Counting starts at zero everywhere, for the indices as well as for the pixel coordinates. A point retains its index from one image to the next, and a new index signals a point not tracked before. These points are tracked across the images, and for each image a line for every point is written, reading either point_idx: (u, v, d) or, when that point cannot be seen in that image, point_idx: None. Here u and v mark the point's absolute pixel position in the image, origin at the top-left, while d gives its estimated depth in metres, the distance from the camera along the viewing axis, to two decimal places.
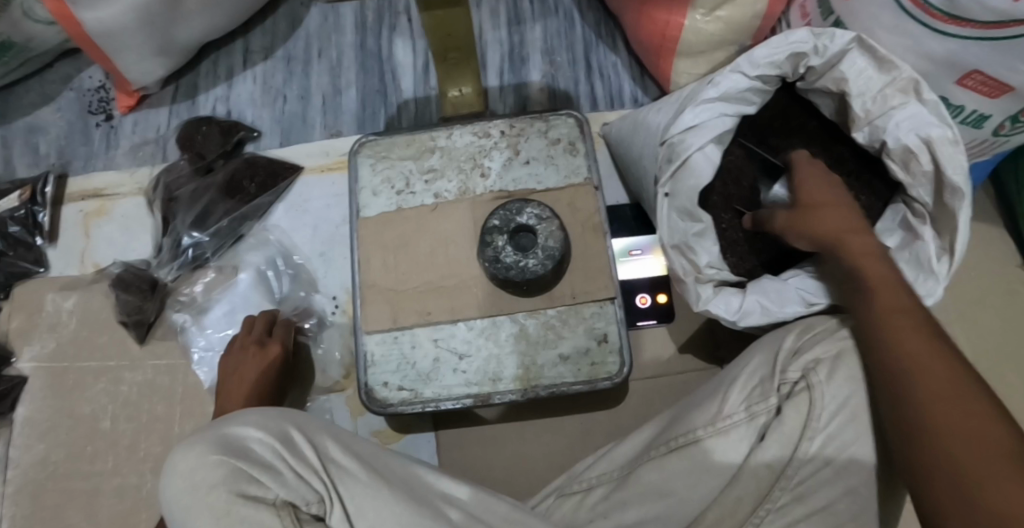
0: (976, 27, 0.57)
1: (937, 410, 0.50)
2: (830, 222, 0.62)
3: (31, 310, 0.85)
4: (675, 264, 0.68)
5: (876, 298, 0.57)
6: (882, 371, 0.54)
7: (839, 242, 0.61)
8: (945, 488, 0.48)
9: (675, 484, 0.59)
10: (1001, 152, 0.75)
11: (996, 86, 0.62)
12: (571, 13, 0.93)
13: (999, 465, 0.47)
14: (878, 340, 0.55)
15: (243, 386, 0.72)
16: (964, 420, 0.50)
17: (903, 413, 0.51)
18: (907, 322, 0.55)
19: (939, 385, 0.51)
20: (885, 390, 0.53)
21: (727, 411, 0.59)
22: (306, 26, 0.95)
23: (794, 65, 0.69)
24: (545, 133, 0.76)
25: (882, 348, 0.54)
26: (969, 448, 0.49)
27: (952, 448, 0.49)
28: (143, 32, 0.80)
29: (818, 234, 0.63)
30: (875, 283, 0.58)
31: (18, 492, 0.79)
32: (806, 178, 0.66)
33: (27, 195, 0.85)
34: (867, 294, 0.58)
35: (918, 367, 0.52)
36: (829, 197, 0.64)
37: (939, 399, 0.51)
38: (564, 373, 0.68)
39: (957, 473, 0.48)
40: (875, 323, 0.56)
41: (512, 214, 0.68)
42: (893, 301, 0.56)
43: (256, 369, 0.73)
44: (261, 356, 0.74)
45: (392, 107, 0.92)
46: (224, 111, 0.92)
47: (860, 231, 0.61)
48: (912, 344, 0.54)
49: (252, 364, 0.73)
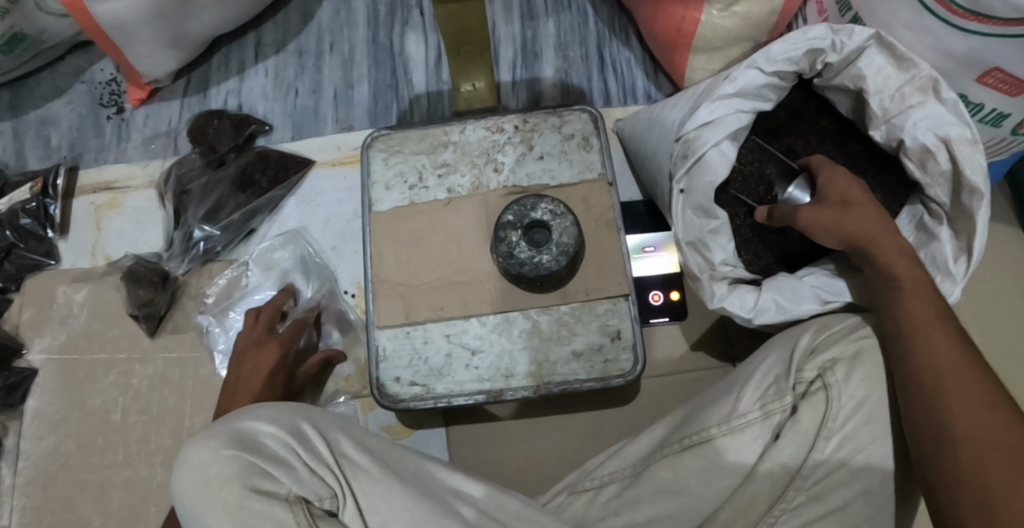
0: (997, 24, 0.56)
1: (963, 419, 0.51)
2: (864, 222, 0.61)
3: (42, 302, 0.85)
4: (690, 261, 0.68)
5: (905, 301, 0.56)
6: (909, 376, 0.53)
7: (874, 243, 0.60)
8: (964, 497, 0.49)
9: (688, 482, 0.59)
10: (1018, 152, 0.74)
11: (1017, 84, 0.61)
12: (585, 8, 0.93)
13: (1014, 474, 0.48)
14: (906, 346, 0.54)
15: (255, 379, 0.71)
16: (988, 430, 0.50)
17: (927, 421, 0.51)
18: (933, 326, 0.55)
19: (965, 393, 0.51)
20: (909, 395, 0.53)
21: (741, 410, 0.58)
22: (319, 19, 0.95)
23: (811, 61, 0.69)
24: (559, 128, 0.75)
25: (911, 355, 0.53)
26: (984, 455, 0.49)
27: (975, 458, 0.49)
28: (156, 24, 0.80)
29: (851, 234, 0.61)
30: (908, 285, 0.57)
31: (29, 484, 0.79)
32: (839, 178, 0.64)
33: (38, 188, 0.85)
34: (897, 295, 0.57)
35: (947, 376, 0.52)
36: (859, 197, 0.62)
37: (965, 408, 0.51)
38: (577, 370, 0.68)
39: (972, 481, 0.49)
40: (905, 329, 0.55)
41: (526, 210, 0.68)
42: (923, 305, 0.56)
43: (267, 364, 0.72)
44: (274, 349, 0.73)
45: (404, 102, 0.91)
46: (235, 105, 0.92)
47: (893, 233, 0.60)
48: (941, 352, 0.53)
49: (265, 358, 0.72)
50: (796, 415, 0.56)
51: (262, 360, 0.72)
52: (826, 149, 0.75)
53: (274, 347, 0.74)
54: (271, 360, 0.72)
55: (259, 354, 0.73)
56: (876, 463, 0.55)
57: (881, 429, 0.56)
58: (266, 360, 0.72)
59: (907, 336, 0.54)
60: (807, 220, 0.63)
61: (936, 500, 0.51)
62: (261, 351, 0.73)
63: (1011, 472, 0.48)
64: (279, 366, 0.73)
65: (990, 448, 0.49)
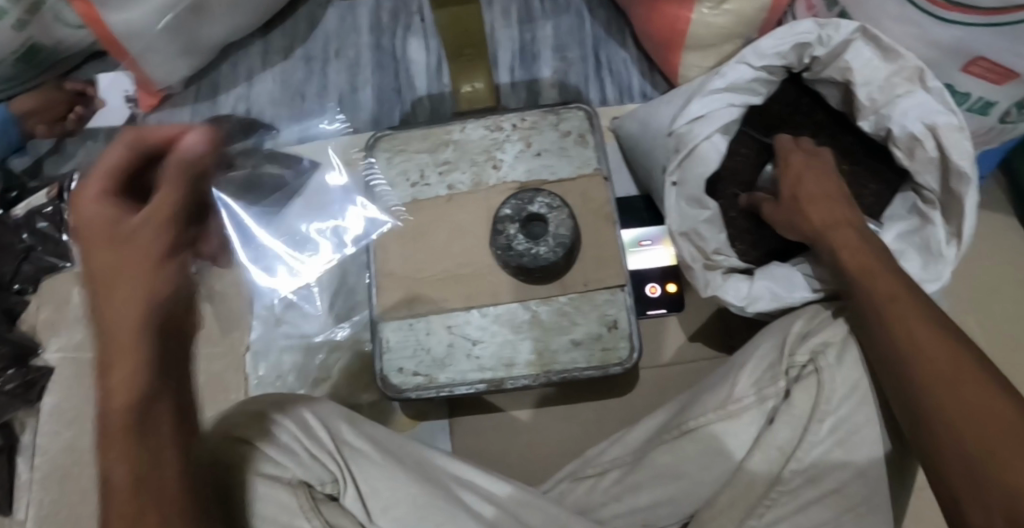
0: (980, 14, 0.59)
1: (945, 393, 0.50)
2: (815, 216, 0.63)
3: (59, 302, 0.87)
4: (684, 251, 0.69)
5: (867, 286, 0.57)
6: (886, 361, 0.54)
7: (825, 236, 0.62)
8: (963, 474, 0.48)
9: (687, 466, 0.60)
10: (1010, 139, 0.76)
11: (1002, 71, 0.63)
12: (581, 10, 0.95)
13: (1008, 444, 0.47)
14: (878, 328, 0.55)
15: (118, 319, 0.38)
16: (971, 400, 0.49)
17: (905, 401, 0.52)
18: (903, 305, 0.55)
19: (940, 366, 0.51)
20: (892, 377, 0.54)
21: (738, 394, 0.60)
22: (324, 27, 0.98)
23: (799, 56, 0.71)
24: (557, 125, 0.78)
25: (884, 335, 0.55)
26: (980, 427, 0.48)
27: (959, 432, 0.49)
28: (167, 33, 0.83)
29: (805, 227, 0.64)
30: (862, 266, 0.59)
31: (45, 478, 0.81)
32: (796, 166, 0.67)
33: (55, 193, 0.88)
34: (856, 284, 0.58)
35: (914, 350, 0.52)
36: (816, 191, 0.65)
37: (943, 382, 0.50)
38: (576, 359, 0.69)
39: (969, 456, 0.48)
40: (869, 312, 0.56)
41: (524, 203, 0.70)
42: (886, 288, 0.57)
43: (125, 351, 0.38)
44: (101, 245, 0.40)
45: (408, 104, 0.94)
46: (245, 111, 0.95)
47: (845, 225, 0.62)
48: (908, 327, 0.54)
49: (106, 274, 0.39)
50: (791, 399, 0.58)
51: (114, 319, 0.38)
52: (820, 141, 0.76)
53: (98, 259, 0.40)
54: (133, 315, 0.38)
55: (94, 264, 0.40)
56: (871, 443, 0.56)
57: (875, 412, 0.57)
58: (141, 261, 0.39)
59: (875, 316, 0.56)
60: (769, 214, 0.68)
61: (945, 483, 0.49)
62: (96, 254, 0.40)
63: (1005, 440, 0.47)
64: (148, 327, 0.38)
65: (973, 418, 0.48)
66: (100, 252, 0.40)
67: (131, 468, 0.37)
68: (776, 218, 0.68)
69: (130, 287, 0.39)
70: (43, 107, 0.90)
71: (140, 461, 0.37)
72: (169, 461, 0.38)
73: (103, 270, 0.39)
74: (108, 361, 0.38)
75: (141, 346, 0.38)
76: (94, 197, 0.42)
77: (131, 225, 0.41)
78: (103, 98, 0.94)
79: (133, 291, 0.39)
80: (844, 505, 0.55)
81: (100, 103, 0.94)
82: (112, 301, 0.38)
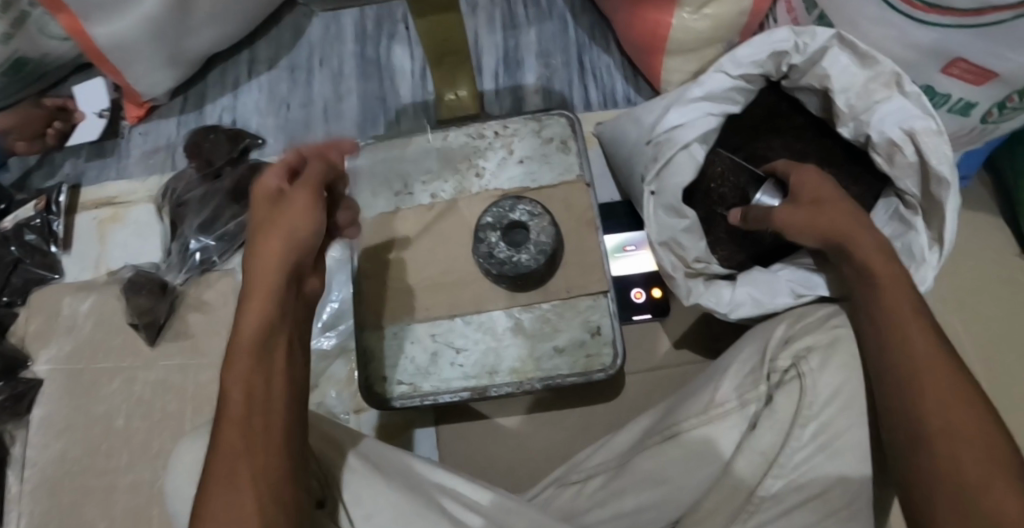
0: (956, 15, 0.59)
1: (938, 416, 0.51)
2: (836, 221, 0.61)
3: (47, 313, 0.87)
4: (664, 261, 0.70)
5: (884, 295, 0.57)
6: (886, 375, 0.54)
7: (851, 239, 0.60)
8: (940, 495, 0.49)
9: (671, 471, 0.60)
10: (992, 139, 0.76)
11: (981, 72, 0.63)
12: (565, 16, 0.95)
13: (991, 473, 0.48)
14: (887, 345, 0.54)
15: (269, 255, 0.53)
16: (961, 426, 0.50)
17: (902, 414, 0.52)
18: (912, 320, 0.55)
19: (938, 389, 0.51)
20: (886, 390, 0.53)
21: (721, 398, 0.60)
22: (309, 36, 0.99)
23: (776, 64, 0.72)
24: (538, 132, 0.78)
25: (890, 350, 0.54)
26: (965, 454, 0.49)
27: (953, 453, 0.49)
28: (153, 44, 0.84)
29: (827, 231, 0.62)
30: (885, 279, 0.57)
31: (35, 490, 0.80)
32: (808, 177, 0.66)
33: (42, 206, 0.89)
34: (877, 291, 0.57)
35: (919, 369, 0.52)
36: (832, 196, 0.63)
37: (940, 405, 0.51)
38: (560, 366, 0.69)
39: (950, 480, 0.49)
40: (883, 326, 0.55)
41: (505, 211, 0.70)
42: (900, 300, 0.56)
43: (264, 285, 0.52)
44: (268, 203, 0.55)
45: (393, 113, 0.94)
46: (231, 121, 0.95)
47: (868, 228, 0.60)
48: (917, 346, 0.53)
49: (268, 224, 0.54)
50: (773, 403, 0.58)
51: (264, 257, 0.53)
52: (803, 146, 0.76)
53: (265, 212, 0.55)
54: (276, 255, 0.53)
55: (260, 217, 0.55)
56: (856, 447, 0.56)
57: (859, 415, 0.56)
58: (289, 228, 0.53)
59: (884, 329, 0.55)
60: (783, 221, 0.64)
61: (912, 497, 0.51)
62: (263, 211, 0.55)
63: (987, 467, 0.48)
64: (282, 270, 0.53)
65: (967, 443, 0.49)
66: (267, 207, 0.55)
67: (250, 379, 0.49)
68: (792, 225, 0.64)
69: (276, 246, 0.53)
70: (22, 123, 0.88)
71: (256, 376, 0.49)
72: (276, 391, 0.49)
73: (263, 225, 0.54)
74: (254, 287, 0.52)
75: (274, 283, 0.52)
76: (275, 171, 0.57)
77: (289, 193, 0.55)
78: (83, 111, 0.95)
79: (286, 236, 0.53)
80: (828, 508, 0.54)
81: (80, 117, 0.95)
82: (269, 241, 0.53)
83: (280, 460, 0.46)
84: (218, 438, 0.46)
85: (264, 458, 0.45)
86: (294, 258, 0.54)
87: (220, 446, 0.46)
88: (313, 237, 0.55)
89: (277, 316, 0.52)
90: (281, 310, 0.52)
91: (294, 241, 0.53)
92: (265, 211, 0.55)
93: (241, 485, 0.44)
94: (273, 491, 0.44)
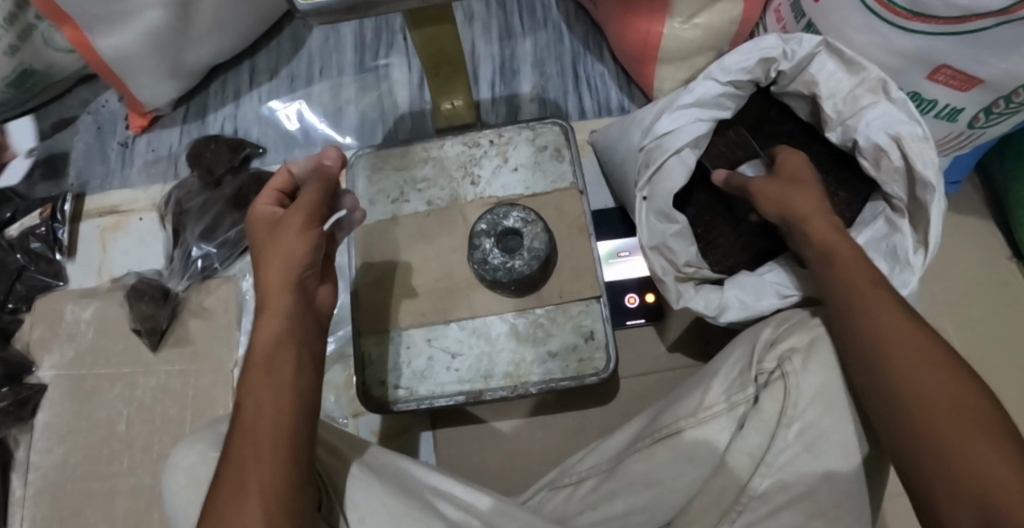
0: (939, 23, 0.60)
1: (918, 388, 0.52)
2: (803, 199, 0.64)
3: (51, 321, 0.88)
4: (655, 265, 0.71)
5: (843, 272, 0.59)
6: (858, 351, 0.55)
7: (807, 220, 0.63)
8: (931, 471, 0.50)
9: (660, 473, 0.61)
10: (980, 145, 0.77)
11: (965, 79, 0.65)
12: (560, 26, 0.97)
13: (974, 439, 0.49)
14: (855, 319, 0.56)
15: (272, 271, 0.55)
16: (939, 395, 0.51)
17: (878, 399, 0.53)
18: (879, 295, 0.56)
19: (915, 364, 0.52)
20: (860, 368, 0.54)
21: (709, 401, 0.61)
22: (308, 47, 1.00)
23: (766, 70, 0.73)
24: (532, 141, 0.80)
25: (858, 327, 0.55)
26: (950, 425, 0.50)
27: (935, 426, 0.50)
28: (154, 55, 0.85)
29: (790, 207, 0.64)
30: (842, 256, 0.60)
31: (38, 493, 0.82)
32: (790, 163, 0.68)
33: (47, 214, 0.90)
34: (831, 266, 0.60)
35: (905, 371, 0.52)
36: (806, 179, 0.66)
37: (919, 379, 0.52)
38: (552, 370, 0.71)
39: (940, 453, 0.50)
40: (846, 302, 0.57)
41: (499, 218, 0.72)
42: (858, 275, 0.58)
43: (278, 299, 0.55)
44: (263, 229, 0.58)
45: (390, 121, 0.96)
46: (232, 130, 0.97)
47: (824, 212, 0.63)
48: (884, 323, 0.55)
49: (264, 246, 0.56)
50: (758, 405, 0.58)
51: (268, 273, 0.55)
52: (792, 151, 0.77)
53: (262, 235, 0.58)
54: (279, 269, 0.55)
55: (258, 240, 0.58)
56: (839, 448, 0.56)
57: (844, 416, 0.57)
58: (289, 247, 0.55)
59: (852, 317, 0.56)
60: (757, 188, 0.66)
61: (906, 473, 0.51)
62: (260, 235, 0.58)
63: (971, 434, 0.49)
64: (291, 281, 0.55)
65: (947, 411, 0.50)
66: (262, 233, 0.58)
67: (266, 378, 0.51)
68: (763, 192, 0.66)
69: (280, 263, 0.55)
70: None
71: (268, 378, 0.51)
72: (278, 398, 0.51)
73: (265, 247, 0.56)
74: (267, 304, 0.55)
75: (287, 297, 0.55)
76: (267, 198, 0.61)
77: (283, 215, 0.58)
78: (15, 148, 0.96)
79: (285, 254, 0.55)
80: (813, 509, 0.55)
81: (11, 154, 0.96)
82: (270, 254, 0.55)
83: (284, 461, 0.47)
84: (231, 448, 0.48)
85: (269, 459, 0.47)
86: (297, 274, 0.56)
87: (232, 455, 0.48)
88: (311, 252, 0.57)
89: (289, 330, 0.54)
90: (293, 326, 0.54)
91: (294, 258, 0.55)
92: (262, 236, 0.58)
93: (248, 491, 0.46)
94: (281, 495, 0.46)
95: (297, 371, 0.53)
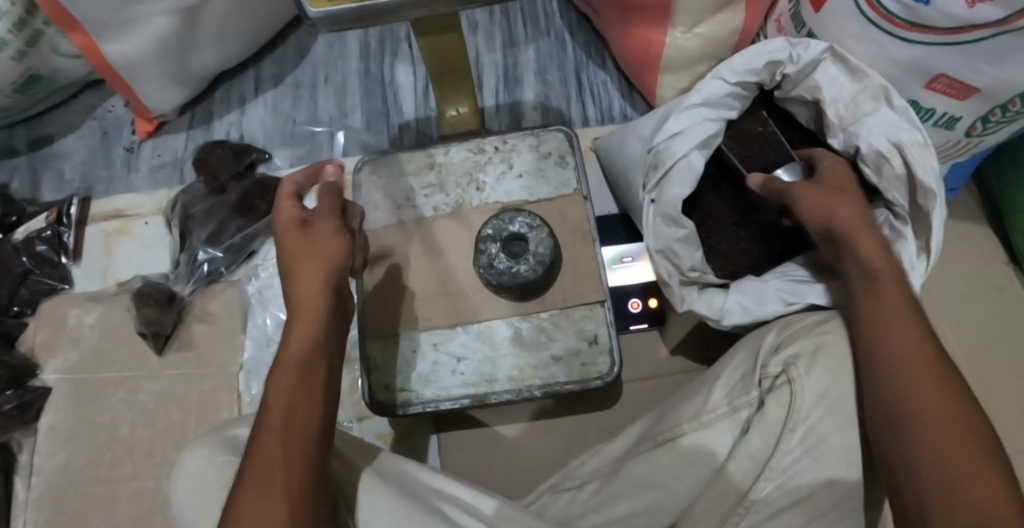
0: (936, 33, 0.61)
1: (925, 402, 0.53)
2: (847, 209, 0.63)
3: (54, 325, 0.88)
4: (660, 269, 0.71)
5: (867, 290, 0.60)
6: (874, 364, 0.56)
7: (854, 232, 0.62)
8: (924, 478, 0.51)
9: (663, 476, 0.61)
10: (976, 153, 0.78)
11: (962, 88, 0.66)
12: (562, 34, 0.98)
13: (970, 453, 0.51)
14: (872, 334, 0.57)
15: (308, 274, 0.56)
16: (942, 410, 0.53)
17: (884, 408, 0.54)
18: (897, 311, 0.58)
19: (924, 380, 0.54)
20: (872, 379, 0.55)
21: (710, 405, 0.62)
22: (313, 54, 1.02)
23: (771, 73, 0.74)
24: (536, 147, 0.81)
25: (876, 341, 0.56)
26: (949, 438, 0.51)
27: (937, 438, 0.52)
28: (161, 62, 0.86)
29: (828, 217, 0.63)
30: (880, 270, 0.60)
31: (41, 497, 0.82)
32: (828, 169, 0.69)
33: (53, 218, 0.92)
34: (868, 281, 0.60)
35: (914, 384, 0.54)
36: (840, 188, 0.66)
37: (926, 393, 0.53)
38: (556, 374, 0.71)
39: (937, 463, 0.51)
40: (869, 319, 0.58)
41: (504, 223, 0.73)
42: (894, 296, 0.58)
43: (310, 303, 0.56)
44: (291, 232, 0.58)
45: (395, 128, 0.97)
46: (237, 136, 0.98)
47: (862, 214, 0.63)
48: (900, 338, 0.56)
49: (297, 249, 0.57)
50: (763, 408, 0.59)
51: (306, 276, 0.56)
52: None
53: (292, 238, 0.58)
54: (316, 274, 0.56)
55: (287, 242, 0.58)
56: (838, 451, 0.57)
57: (845, 420, 0.58)
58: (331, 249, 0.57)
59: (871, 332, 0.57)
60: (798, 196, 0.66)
61: (895, 475, 0.53)
62: (288, 238, 0.58)
63: (969, 449, 0.51)
64: (327, 288, 0.56)
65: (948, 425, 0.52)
66: (291, 236, 0.58)
67: (295, 382, 0.52)
68: (805, 201, 0.65)
69: (317, 268, 0.56)
70: None
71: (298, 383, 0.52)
72: (301, 403, 0.51)
73: (297, 251, 0.57)
74: (302, 310, 0.56)
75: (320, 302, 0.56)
76: (288, 201, 0.60)
77: (314, 220, 0.59)
78: None
79: (324, 257, 0.57)
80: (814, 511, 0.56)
81: None
82: (306, 259, 0.56)
83: (305, 464, 0.48)
84: (257, 444, 0.49)
85: (294, 462, 0.48)
86: (336, 278, 0.57)
87: (261, 452, 0.48)
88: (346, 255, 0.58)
89: (323, 338, 0.55)
90: (328, 336, 0.56)
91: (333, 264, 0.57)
92: (291, 239, 0.58)
93: (274, 491, 0.46)
94: (305, 493, 0.47)
95: (327, 380, 0.54)
